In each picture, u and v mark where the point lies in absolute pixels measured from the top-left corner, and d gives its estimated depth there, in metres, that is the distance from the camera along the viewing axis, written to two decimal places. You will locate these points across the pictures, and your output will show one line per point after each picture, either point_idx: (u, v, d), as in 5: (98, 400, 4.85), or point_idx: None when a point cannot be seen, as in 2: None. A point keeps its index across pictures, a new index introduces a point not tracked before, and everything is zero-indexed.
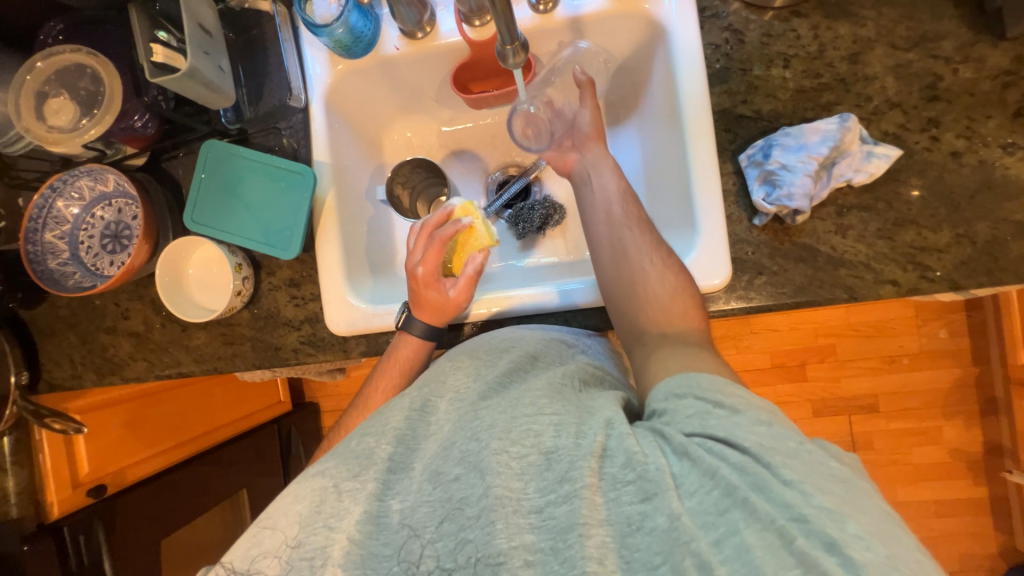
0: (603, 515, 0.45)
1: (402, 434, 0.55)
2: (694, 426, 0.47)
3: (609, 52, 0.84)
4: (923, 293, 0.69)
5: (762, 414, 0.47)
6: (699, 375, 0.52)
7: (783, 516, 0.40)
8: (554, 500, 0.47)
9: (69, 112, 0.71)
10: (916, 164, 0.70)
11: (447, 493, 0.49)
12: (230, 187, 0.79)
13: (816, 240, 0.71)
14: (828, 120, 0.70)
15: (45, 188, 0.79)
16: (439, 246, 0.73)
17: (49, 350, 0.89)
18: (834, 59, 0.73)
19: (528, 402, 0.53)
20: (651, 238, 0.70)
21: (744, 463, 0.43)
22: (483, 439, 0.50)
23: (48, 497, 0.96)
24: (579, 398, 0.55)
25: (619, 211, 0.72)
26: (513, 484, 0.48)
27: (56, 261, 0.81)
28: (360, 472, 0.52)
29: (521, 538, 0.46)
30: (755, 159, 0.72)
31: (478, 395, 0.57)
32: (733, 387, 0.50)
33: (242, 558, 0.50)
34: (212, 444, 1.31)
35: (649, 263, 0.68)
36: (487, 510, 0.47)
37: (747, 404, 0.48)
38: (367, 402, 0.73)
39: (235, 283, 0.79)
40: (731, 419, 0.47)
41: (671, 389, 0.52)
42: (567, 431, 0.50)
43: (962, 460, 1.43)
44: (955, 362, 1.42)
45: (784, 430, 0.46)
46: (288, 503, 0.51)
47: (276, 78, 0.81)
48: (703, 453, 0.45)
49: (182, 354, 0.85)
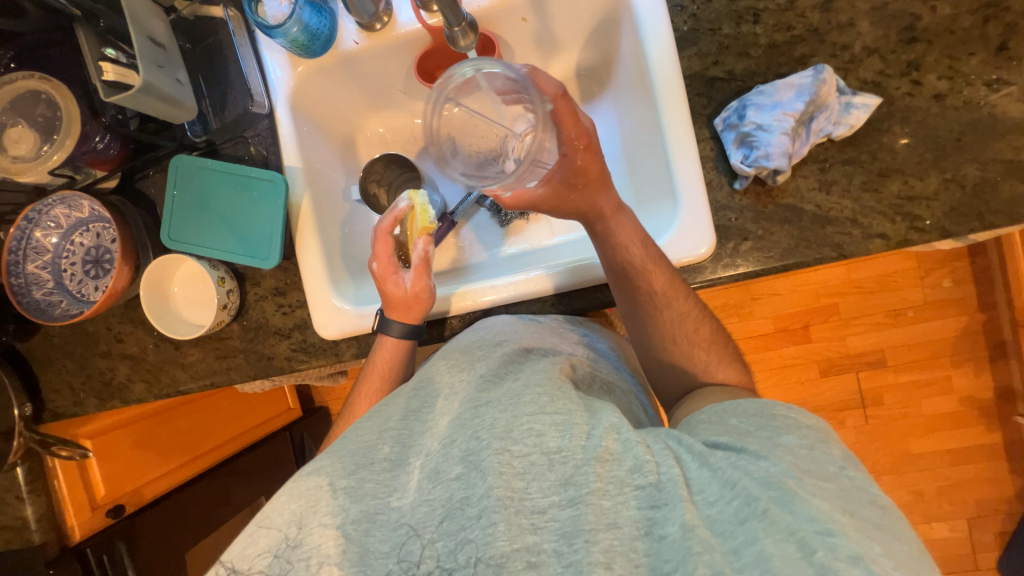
0: (611, 519, 0.42)
1: (399, 434, 0.52)
2: (730, 436, 0.48)
3: (573, 24, 0.81)
4: (913, 244, 0.67)
5: (808, 438, 0.47)
6: (743, 401, 0.53)
7: (805, 528, 0.38)
8: (559, 502, 0.43)
9: (29, 140, 0.71)
10: (898, 111, 0.68)
11: (447, 492, 0.46)
12: (204, 201, 0.78)
13: (800, 200, 0.69)
14: (802, 74, 0.68)
15: (21, 220, 0.78)
16: (384, 239, 0.75)
17: (49, 379, 0.89)
18: (806, 8, 0.70)
19: (528, 400, 0.48)
20: (684, 304, 0.67)
21: (768, 476, 0.42)
22: (484, 438, 0.46)
23: (69, 521, 0.97)
24: (580, 394, 0.51)
25: (646, 287, 0.65)
26: (515, 483, 0.44)
27: (41, 291, 0.81)
28: (357, 469, 0.49)
29: (524, 540, 0.42)
30: (730, 122, 0.70)
31: (475, 390, 0.53)
32: (781, 413, 0.50)
33: (236, 560, 0.46)
34: (226, 457, 1.32)
35: (677, 331, 0.67)
36: (488, 512, 0.43)
37: (793, 427, 0.48)
38: (354, 410, 0.73)
39: (221, 297, 0.78)
40: (772, 439, 0.47)
41: (716, 411, 0.53)
42: (574, 431, 0.46)
43: (973, 408, 1.42)
44: (961, 310, 1.40)
45: (827, 455, 0.46)
46: (283, 502, 0.48)
47: (237, 85, 0.79)
48: (726, 466, 0.43)
49: (179, 372, 0.86)
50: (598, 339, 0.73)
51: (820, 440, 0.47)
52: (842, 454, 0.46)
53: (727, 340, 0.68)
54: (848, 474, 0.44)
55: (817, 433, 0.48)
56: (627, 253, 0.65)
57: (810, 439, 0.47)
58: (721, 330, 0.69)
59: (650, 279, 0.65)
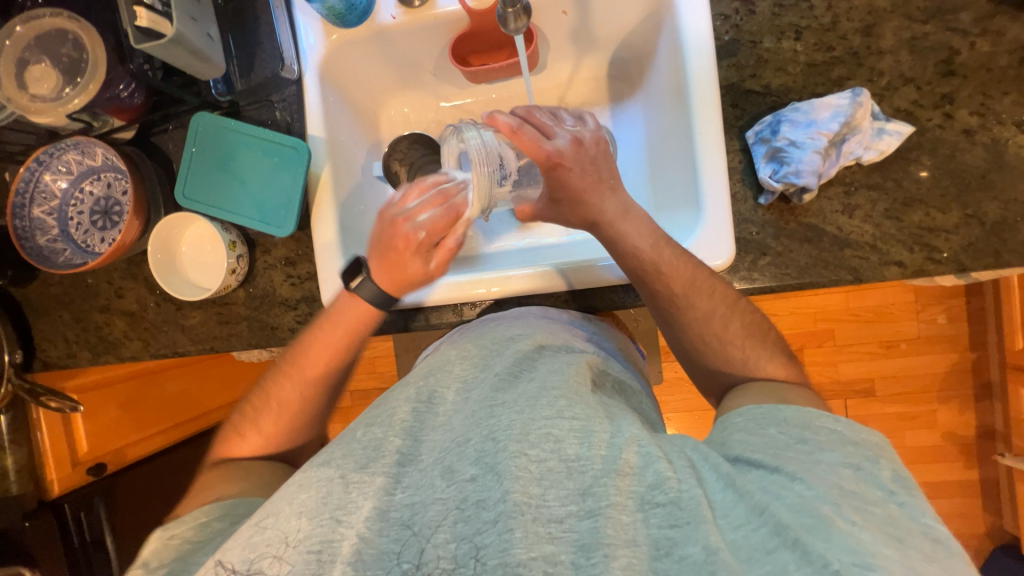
0: (630, 536, 0.42)
1: (409, 426, 0.51)
2: (766, 454, 0.48)
3: (613, 24, 0.82)
4: (929, 274, 0.68)
5: (854, 457, 0.47)
6: (788, 409, 0.53)
7: (840, 560, 0.38)
8: (576, 513, 0.43)
9: (52, 80, 0.69)
10: (927, 142, 0.68)
11: (461, 493, 0.45)
12: (222, 162, 0.77)
13: (822, 220, 0.69)
14: (839, 95, 0.69)
15: (31, 162, 0.76)
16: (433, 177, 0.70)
17: (41, 328, 0.86)
18: (847, 31, 0.71)
19: (546, 404, 0.49)
20: (724, 306, 0.65)
21: (802, 503, 0.43)
22: (500, 440, 0.46)
23: (47, 474, 0.95)
24: (600, 401, 0.52)
25: (673, 294, 0.65)
26: (532, 489, 0.43)
27: (45, 237, 0.79)
28: (368, 463, 0.48)
29: (542, 549, 0.41)
30: (763, 136, 0.70)
31: (491, 388, 0.52)
32: (824, 425, 0.51)
33: (240, 544, 0.44)
34: (199, 430, 1.31)
35: (707, 337, 0.65)
36: (505, 517, 0.42)
37: (837, 443, 0.49)
38: (298, 366, 0.69)
39: (230, 261, 0.77)
40: (813, 454, 0.48)
41: (755, 416, 0.53)
42: (593, 440, 0.46)
43: (954, 443, 1.45)
44: (952, 347, 1.43)
45: (873, 476, 0.46)
46: (293, 493, 0.46)
47: (267, 48, 0.78)
48: (757, 491, 0.45)
49: (178, 334, 0.84)
50: (603, 336, 0.72)
51: (866, 460, 0.47)
52: (891, 477, 0.46)
53: (768, 323, 0.66)
54: (895, 500, 0.45)
55: (868, 451, 0.48)
56: (650, 256, 0.65)
57: (855, 458, 0.47)
58: (755, 323, 0.65)
59: (668, 281, 0.65)
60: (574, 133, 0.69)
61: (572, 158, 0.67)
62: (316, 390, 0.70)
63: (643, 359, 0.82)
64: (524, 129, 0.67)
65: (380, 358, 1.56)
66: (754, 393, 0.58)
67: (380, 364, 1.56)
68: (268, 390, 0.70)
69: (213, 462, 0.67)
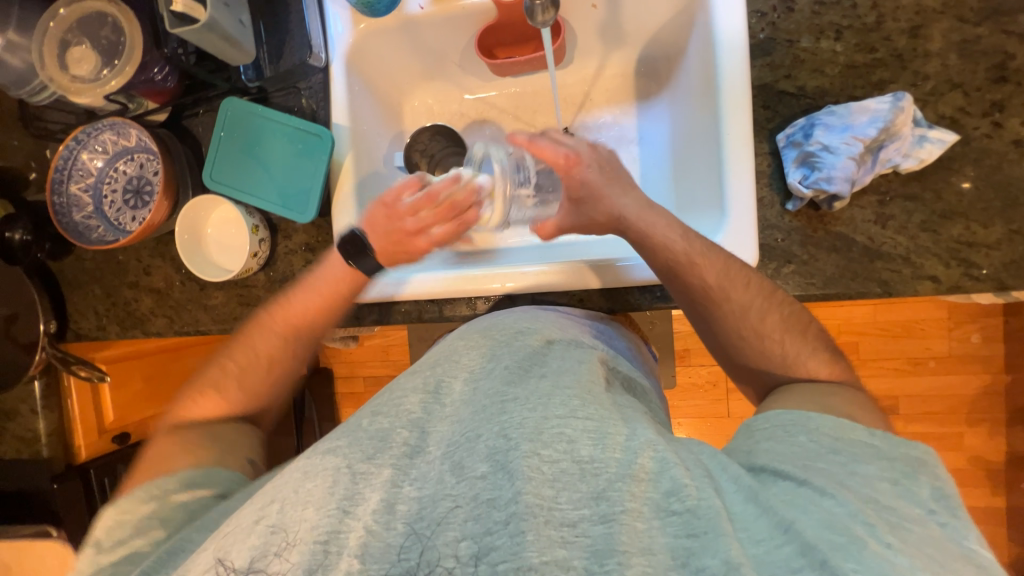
0: (646, 544, 0.41)
1: (417, 418, 0.52)
2: (794, 465, 0.47)
3: (643, 18, 0.80)
4: (965, 292, 0.65)
5: (890, 471, 0.46)
6: (821, 415, 0.51)
7: None
8: (591, 517, 0.42)
9: (91, 62, 0.72)
10: (972, 152, 0.65)
11: (472, 490, 0.44)
12: (249, 147, 0.78)
13: (854, 230, 0.67)
14: (879, 99, 0.65)
15: (70, 140, 0.80)
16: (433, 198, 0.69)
17: (75, 301, 0.90)
18: (892, 31, 0.67)
19: (559, 402, 0.49)
20: (769, 301, 0.62)
21: (833, 519, 0.42)
22: (513, 438, 0.46)
23: (76, 440, 0.99)
24: (614, 402, 0.51)
25: (719, 288, 0.62)
26: (545, 491, 0.43)
27: (80, 214, 0.83)
28: (374, 454, 0.48)
29: (554, 553, 0.40)
30: (794, 139, 0.68)
31: (502, 383, 0.52)
32: (859, 438, 0.49)
33: (246, 529, 0.45)
34: None
35: (745, 335, 0.62)
36: (517, 518, 0.42)
37: (872, 456, 0.47)
38: (278, 325, 0.70)
39: (252, 245, 0.79)
40: (846, 466, 0.47)
41: (784, 420, 0.52)
42: (608, 442, 0.46)
43: (981, 468, 1.39)
44: (985, 368, 1.36)
45: (911, 493, 0.45)
46: (297, 481, 0.47)
47: (297, 36, 0.79)
48: (780, 503, 0.44)
49: (201, 313, 0.86)
50: (616, 336, 0.71)
51: (904, 476, 0.46)
52: (931, 495, 0.45)
53: (809, 316, 0.63)
54: (936, 519, 0.43)
55: (906, 465, 0.47)
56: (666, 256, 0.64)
57: (891, 473, 0.46)
58: (795, 317, 0.62)
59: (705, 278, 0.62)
60: (588, 143, 0.70)
61: (587, 159, 0.67)
62: (292, 349, 0.70)
63: (652, 355, 0.81)
64: (538, 140, 0.67)
65: (394, 347, 1.58)
66: (794, 397, 0.55)
67: (393, 353, 1.58)
68: (245, 350, 0.70)
69: (162, 430, 0.65)
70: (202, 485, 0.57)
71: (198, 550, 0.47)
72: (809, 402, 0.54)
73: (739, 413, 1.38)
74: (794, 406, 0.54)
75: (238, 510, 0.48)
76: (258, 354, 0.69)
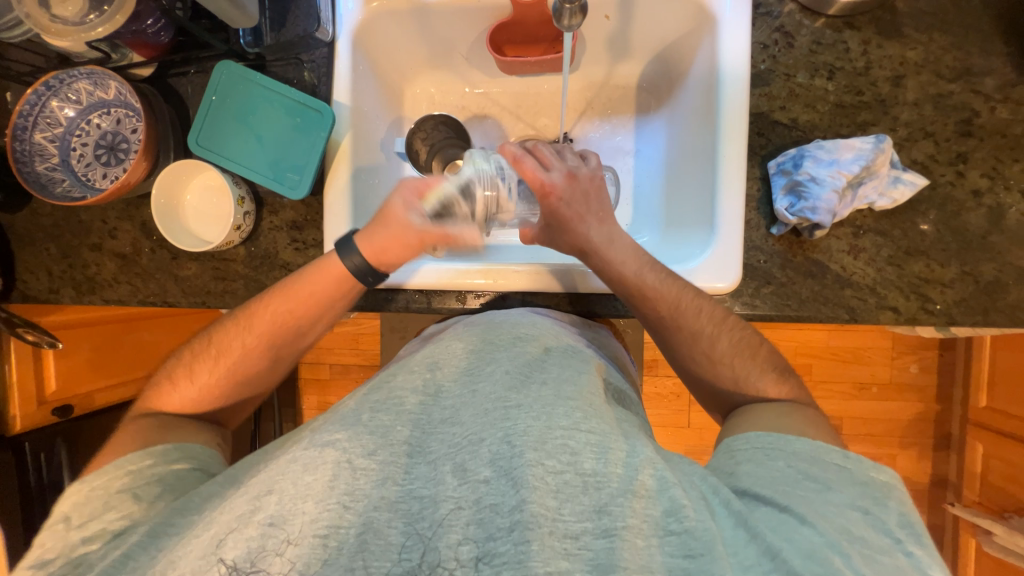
0: (644, 561, 0.42)
1: (418, 418, 0.51)
2: (775, 491, 0.50)
3: (652, 36, 0.83)
4: (920, 324, 0.71)
5: (863, 502, 0.50)
6: (799, 441, 0.55)
7: None
8: (592, 530, 0.43)
9: (77, 3, 0.66)
10: (937, 197, 0.71)
11: (475, 494, 0.45)
12: (242, 114, 0.75)
13: (829, 258, 0.71)
14: (863, 139, 0.70)
15: (39, 85, 0.73)
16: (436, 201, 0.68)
17: (25, 260, 0.83)
18: (877, 78, 0.72)
19: (563, 413, 0.49)
20: (731, 325, 0.66)
21: (814, 549, 0.45)
22: (517, 445, 0.46)
23: (11, 410, 0.93)
24: (614, 416, 0.53)
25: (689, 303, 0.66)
26: (548, 502, 0.44)
27: (44, 165, 0.76)
28: (376, 450, 0.48)
29: (558, 564, 0.41)
30: (785, 167, 0.72)
31: (505, 387, 0.52)
32: (832, 461, 0.53)
33: (244, 520, 0.44)
34: None
35: (710, 349, 0.66)
36: (522, 527, 0.42)
37: (848, 484, 0.51)
38: (251, 322, 0.69)
39: (236, 217, 0.75)
40: (822, 493, 0.50)
41: (763, 442, 0.55)
42: (609, 456, 0.47)
43: (910, 488, 1.51)
44: (921, 397, 1.48)
45: (882, 523, 0.48)
46: (297, 473, 0.46)
47: (304, 6, 0.76)
48: (767, 530, 0.46)
49: (170, 284, 0.81)
50: (602, 345, 0.73)
51: (875, 504, 0.50)
52: (898, 524, 0.48)
53: (759, 341, 0.67)
54: (903, 549, 0.46)
55: (875, 493, 0.50)
56: (654, 276, 0.67)
57: (864, 502, 0.49)
58: (745, 343, 0.66)
59: (690, 305, 0.66)
60: (571, 167, 0.72)
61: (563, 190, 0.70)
62: (262, 347, 0.69)
63: (634, 369, 0.83)
64: (518, 163, 0.69)
65: (364, 335, 1.55)
66: (762, 417, 0.59)
67: (364, 342, 1.55)
68: (215, 341, 0.69)
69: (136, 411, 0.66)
70: (180, 459, 0.59)
71: (191, 536, 0.45)
72: (775, 423, 0.58)
73: (699, 423, 1.44)
74: (759, 428, 0.57)
75: (230, 495, 0.47)
76: (229, 351, 0.68)
